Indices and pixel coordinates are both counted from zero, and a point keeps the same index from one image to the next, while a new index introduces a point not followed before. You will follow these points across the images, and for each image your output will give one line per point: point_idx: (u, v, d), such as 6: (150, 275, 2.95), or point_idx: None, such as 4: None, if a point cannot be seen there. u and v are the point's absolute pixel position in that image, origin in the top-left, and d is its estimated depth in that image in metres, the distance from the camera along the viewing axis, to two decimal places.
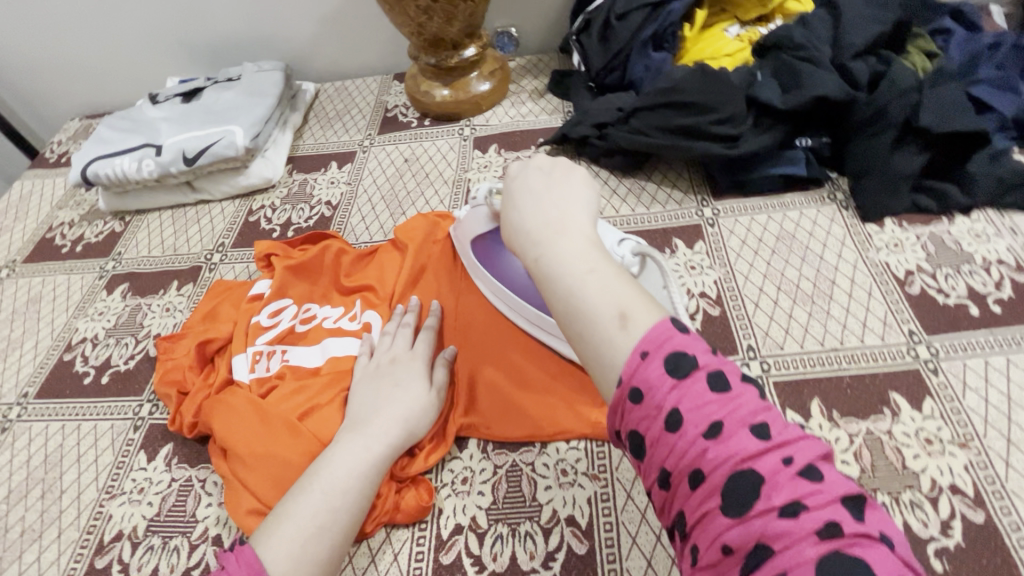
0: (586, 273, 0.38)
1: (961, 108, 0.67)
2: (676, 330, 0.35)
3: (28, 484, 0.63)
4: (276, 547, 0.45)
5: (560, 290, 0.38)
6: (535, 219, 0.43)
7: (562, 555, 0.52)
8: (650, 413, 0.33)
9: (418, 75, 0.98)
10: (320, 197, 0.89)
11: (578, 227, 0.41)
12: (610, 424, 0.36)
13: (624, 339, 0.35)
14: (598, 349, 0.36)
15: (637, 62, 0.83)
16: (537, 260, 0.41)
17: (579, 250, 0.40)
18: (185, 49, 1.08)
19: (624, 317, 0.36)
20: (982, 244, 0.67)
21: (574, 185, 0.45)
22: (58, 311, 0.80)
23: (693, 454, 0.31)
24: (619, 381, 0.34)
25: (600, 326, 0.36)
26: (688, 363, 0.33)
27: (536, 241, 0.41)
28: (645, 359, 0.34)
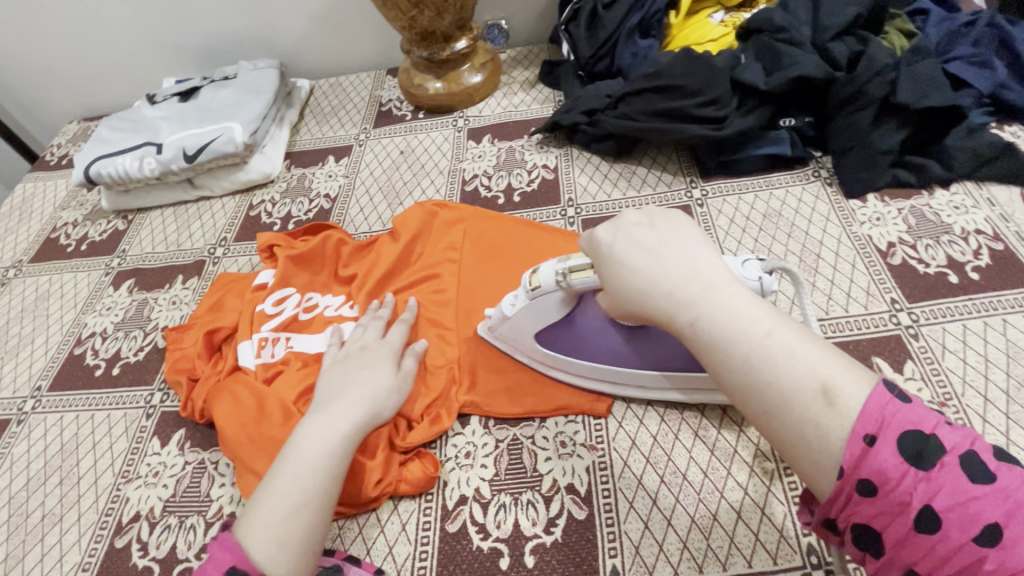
0: (767, 337, 0.38)
1: (937, 83, 0.69)
2: (893, 399, 0.34)
3: (46, 472, 0.65)
4: (253, 532, 0.47)
5: (737, 360, 0.38)
6: (671, 278, 0.42)
7: (563, 521, 0.54)
8: (893, 510, 0.32)
9: (411, 69, 1.00)
10: (319, 190, 0.91)
11: (719, 283, 0.41)
12: (824, 511, 0.36)
13: (836, 418, 0.34)
14: (802, 428, 0.35)
15: (625, 49, 0.85)
16: (693, 323, 0.40)
17: (744, 311, 0.39)
18: (180, 50, 1.10)
19: (828, 391, 0.35)
20: (961, 215, 0.69)
21: (688, 234, 0.44)
22: (67, 308, 0.82)
23: (960, 561, 0.30)
24: (841, 471, 0.34)
25: (803, 403, 0.35)
26: (932, 451, 0.32)
27: (681, 304, 0.41)
28: (872, 446, 0.33)
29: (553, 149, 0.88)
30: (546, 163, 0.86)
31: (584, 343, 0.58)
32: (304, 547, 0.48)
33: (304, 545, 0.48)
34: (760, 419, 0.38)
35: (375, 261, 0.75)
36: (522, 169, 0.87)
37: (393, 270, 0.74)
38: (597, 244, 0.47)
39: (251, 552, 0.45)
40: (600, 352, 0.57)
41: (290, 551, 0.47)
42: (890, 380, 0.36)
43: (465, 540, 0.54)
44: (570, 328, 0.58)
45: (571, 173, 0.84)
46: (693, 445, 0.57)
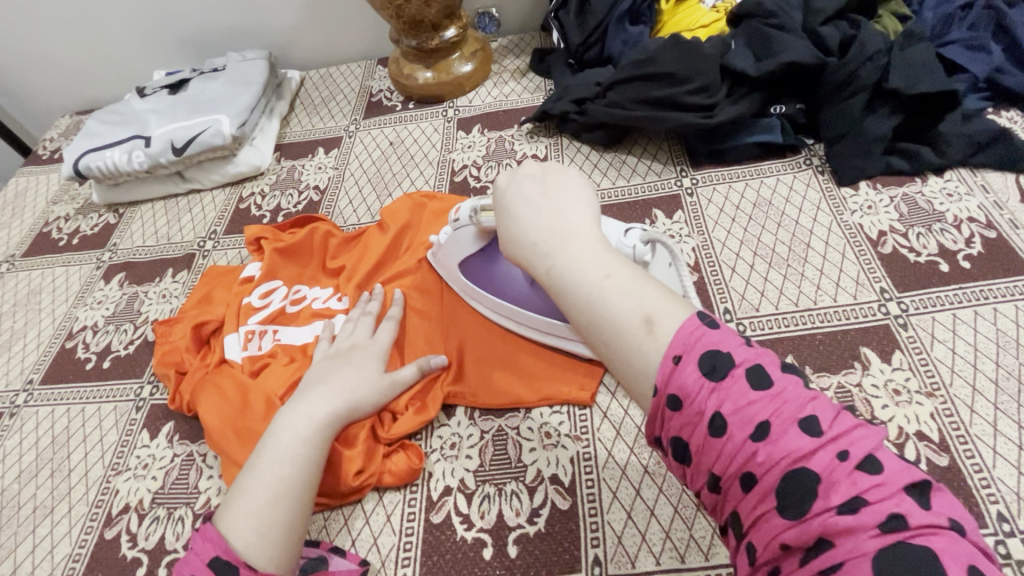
0: (603, 279, 0.39)
1: (930, 68, 0.68)
2: (703, 327, 0.35)
3: (37, 464, 0.66)
4: (235, 521, 0.47)
5: (579, 299, 0.39)
6: (537, 228, 0.44)
7: (547, 511, 0.54)
8: (692, 419, 0.33)
9: (400, 59, 0.99)
10: (308, 182, 0.90)
11: (585, 231, 0.43)
12: (649, 433, 0.36)
13: (652, 345, 0.35)
14: (628, 355, 0.36)
15: (615, 37, 0.84)
16: (550, 271, 0.42)
17: (595, 256, 0.40)
18: (169, 42, 1.09)
19: (650, 321, 0.36)
20: (955, 202, 0.68)
21: (569, 189, 0.46)
22: (58, 302, 0.82)
23: (742, 457, 0.31)
24: (656, 391, 0.35)
25: (628, 333, 0.36)
26: (724, 362, 0.33)
27: (544, 252, 0.42)
28: (679, 364, 0.34)
29: (542, 139, 0.87)
30: (536, 153, 0.86)
31: (499, 282, 0.63)
32: (285, 535, 0.48)
33: (286, 533, 0.48)
34: (601, 354, 0.39)
35: (362, 254, 0.75)
36: (511, 159, 0.86)
37: (381, 262, 0.74)
38: (496, 196, 0.50)
39: (233, 540, 0.46)
40: (511, 290, 0.63)
41: (271, 539, 0.47)
42: (704, 311, 0.37)
43: (449, 531, 0.55)
44: (489, 268, 0.63)
45: (560, 163, 0.83)
46: None
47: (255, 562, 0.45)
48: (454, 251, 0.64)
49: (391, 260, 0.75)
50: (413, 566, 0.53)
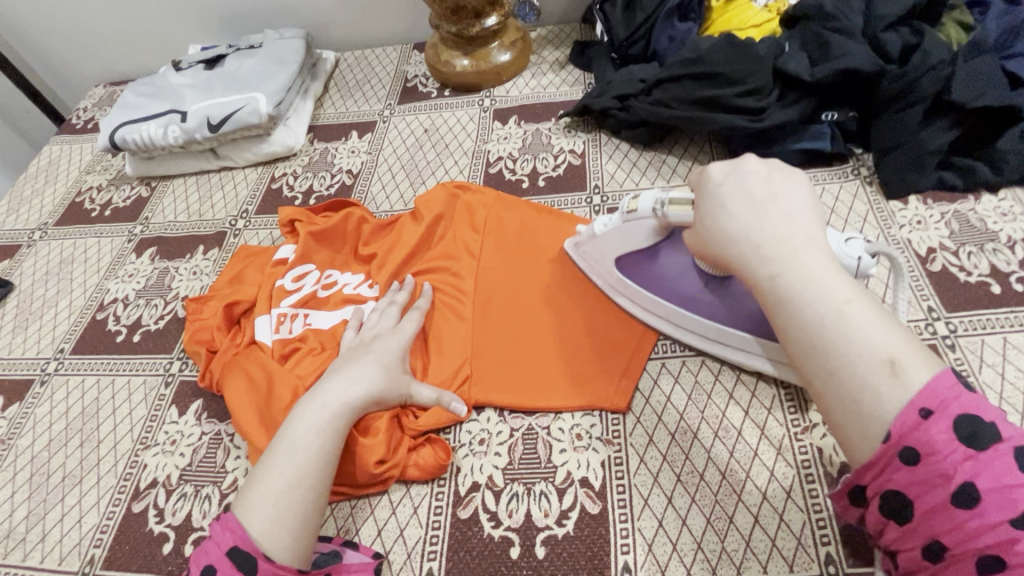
0: (845, 305, 0.38)
1: (994, 80, 0.65)
2: (959, 386, 0.34)
3: (68, 433, 0.66)
4: (255, 508, 0.48)
5: (811, 319, 0.38)
6: (764, 235, 0.43)
7: (575, 514, 0.54)
8: (933, 480, 0.33)
9: (438, 45, 0.97)
10: (341, 165, 0.90)
11: (816, 250, 0.41)
12: (856, 476, 0.37)
13: (896, 389, 0.35)
14: (862, 395, 0.36)
15: (662, 32, 0.82)
16: (774, 277, 0.41)
17: (832, 276, 0.39)
18: (206, 16, 1.08)
19: (895, 363, 0.35)
20: (1008, 222, 0.66)
21: (798, 199, 0.45)
22: (90, 273, 0.82)
23: (996, 539, 0.30)
24: (889, 436, 0.34)
25: (867, 370, 0.36)
26: (988, 434, 0.32)
27: (777, 261, 0.41)
28: (927, 418, 0.33)
29: (580, 134, 0.85)
30: (573, 149, 0.84)
31: (663, 280, 0.61)
32: (299, 524, 0.49)
33: (302, 521, 0.49)
34: (821, 384, 0.38)
35: (397, 241, 0.74)
36: (548, 152, 0.84)
37: (414, 252, 0.73)
38: (705, 187, 0.48)
39: (253, 530, 0.47)
40: (677, 292, 0.60)
41: (287, 530, 0.48)
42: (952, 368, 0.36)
43: (476, 527, 0.54)
44: (652, 264, 0.61)
45: (598, 159, 0.82)
46: (713, 445, 0.56)
47: (272, 553, 0.47)
48: (616, 243, 0.61)
49: (424, 249, 0.74)
50: (439, 560, 0.53)
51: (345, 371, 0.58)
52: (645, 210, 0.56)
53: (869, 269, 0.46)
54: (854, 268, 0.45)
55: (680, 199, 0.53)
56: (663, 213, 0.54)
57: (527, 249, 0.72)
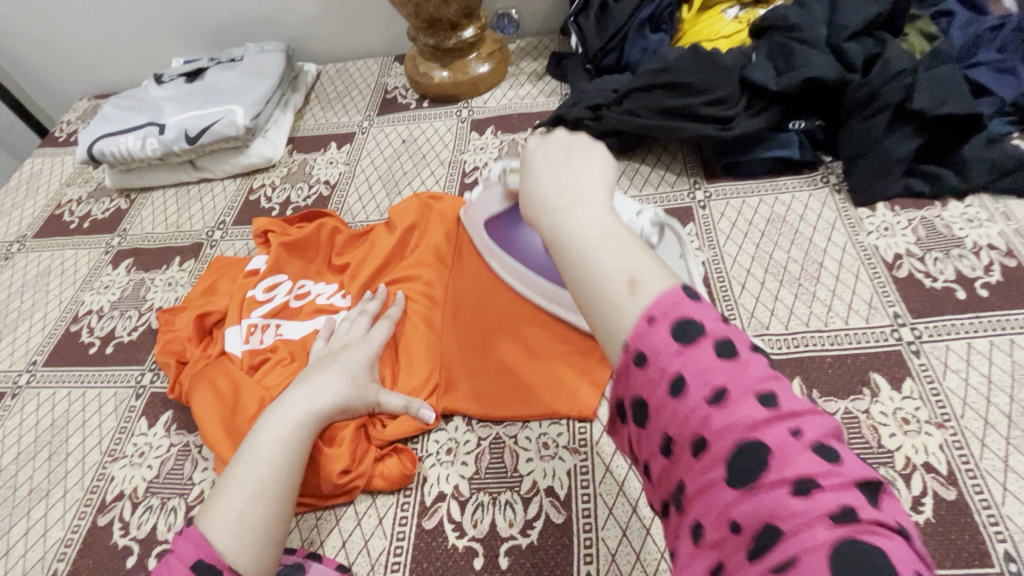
0: (600, 241, 0.36)
1: (957, 89, 0.66)
2: (685, 299, 0.31)
3: (36, 446, 0.66)
4: (216, 521, 0.47)
5: (572, 258, 0.36)
6: (551, 188, 0.41)
7: (540, 524, 0.54)
8: (654, 378, 0.30)
9: (417, 57, 0.98)
10: (319, 176, 0.90)
11: (596, 197, 0.39)
12: (614, 393, 0.33)
13: (632, 304, 0.32)
14: (605, 314, 0.33)
15: (634, 44, 0.83)
16: (554, 226, 0.39)
17: (600, 221, 0.37)
18: (189, 30, 1.09)
19: (634, 282, 0.33)
20: (974, 228, 0.66)
21: (593, 158, 0.43)
22: (66, 285, 0.82)
23: (699, 421, 0.28)
24: (625, 346, 0.31)
25: (610, 291, 0.33)
26: (695, 329, 0.30)
27: (562, 207, 0.39)
28: (651, 325, 0.31)
29: None
30: None
31: (513, 242, 0.65)
32: (263, 536, 0.48)
33: (266, 532, 0.48)
34: (584, 314, 0.35)
35: (368, 251, 0.74)
36: None
37: (386, 262, 0.73)
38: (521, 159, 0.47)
39: (216, 542, 0.46)
40: (524, 252, 0.64)
41: (250, 540, 0.47)
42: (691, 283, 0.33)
43: (441, 538, 0.54)
44: (510, 229, 0.65)
45: None
46: None
47: (236, 564, 0.45)
48: (481, 207, 0.68)
49: (397, 259, 0.74)
50: (403, 571, 0.53)
51: (311, 381, 0.58)
52: (495, 173, 0.63)
53: (650, 236, 0.52)
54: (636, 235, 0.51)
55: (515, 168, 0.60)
56: (503, 177, 0.62)
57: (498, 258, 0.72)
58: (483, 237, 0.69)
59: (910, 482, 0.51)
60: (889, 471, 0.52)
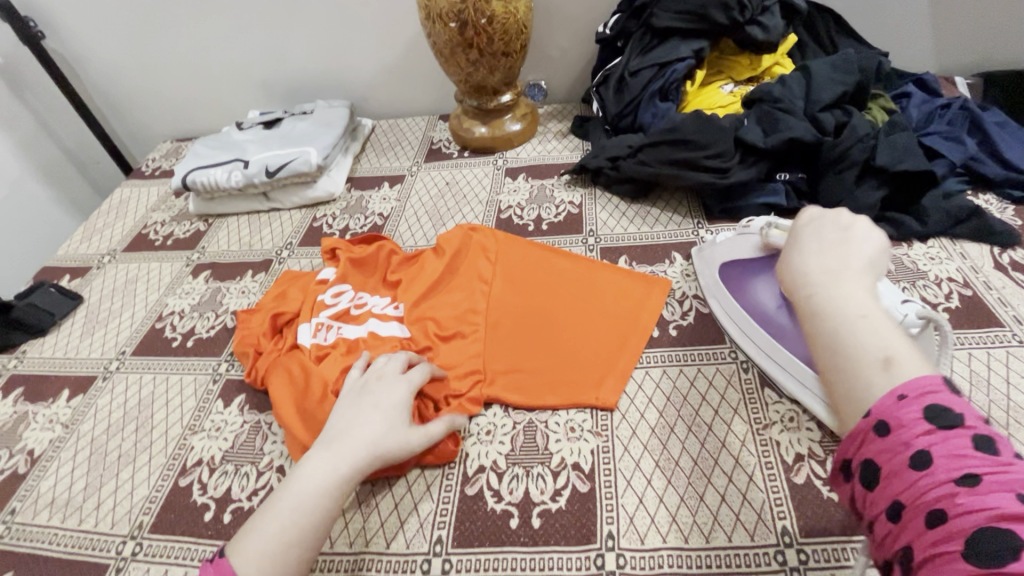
0: (861, 316, 0.41)
1: (912, 151, 0.80)
2: (942, 390, 0.35)
3: (125, 420, 0.76)
4: (248, 560, 0.49)
5: (824, 329, 0.42)
6: (820, 264, 0.47)
7: (568, 492, 0.62)
8: (893, 448, 0.34)
9: (462, 115, 1.16)
10: (374, 209, 1.05)
11: (857, 277, 0.45)
12: (842, 452, 0.38)
13: (882, 381, 0.37)
14: (852, 382, 0.39)
15: (646, 109, 0.99)
16: (811, 295, 0.45)
17: (858, 298, 0.43)
18: (267, 89, 1.29)
19: (890, 360, 0.38)
20: (936, 264, 0.79)
21: (867, 242, 0.48)
22: (151, 290, 0.95)
23: (939, 493, 0.32)
24: (868, 412, 0.37)
25: (862, 364, 0.39)
26: (952, 417, 0.34)
27: (816, 280, 0.46)
28: (901, 401, 0.36)
29: (579, 189, 1.01)
30: (572, 200, 0.99)
31: (747, 293, 0.71)
32: (291, 571, 0.50)
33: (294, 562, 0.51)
34: (830, 377, 0.41)
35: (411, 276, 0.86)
36: (551, 203, 1.00)
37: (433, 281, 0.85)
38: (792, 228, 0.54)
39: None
40: (755, 308, 0.69)
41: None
42: (949, 377, 0.37)
43: (481, 502, 0.62)
44: (749, 279, 0.71)
45: (593, 209, 0.97)
46: (687, 437, 0.65)
47: None
48: (728, 250, 0.74)
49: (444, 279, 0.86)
50: (448, 528, 0.61)
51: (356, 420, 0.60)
52: (756, 228, 0.68)
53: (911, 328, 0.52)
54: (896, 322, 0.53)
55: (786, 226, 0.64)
56: (767, 234, 0.66)
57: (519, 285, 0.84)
58: (716, 276, 0.76)
59: None
60: None
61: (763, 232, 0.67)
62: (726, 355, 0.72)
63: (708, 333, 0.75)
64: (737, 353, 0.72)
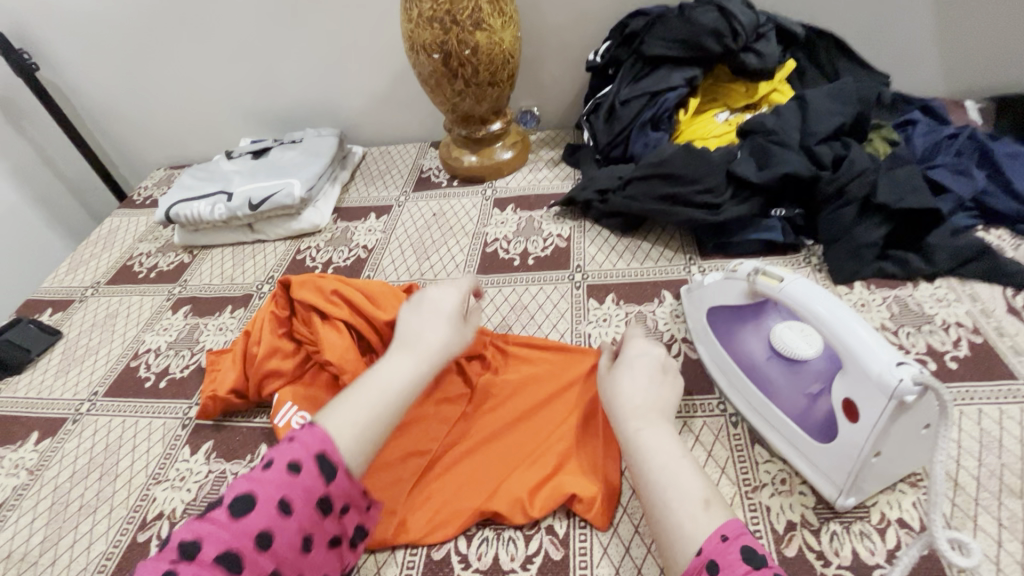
0: (673, 458, 0.52)
1: (916, 186, 0.76)
2: (745, 532, 0.45)
3: (89, 467, 0.73)
4: (340, 426, 0.54)
5: (654, 461, 0.52)
6: (633, 397, 0.58)
7: (539, 559, 0.58)
8: None
9: (451, 144, 1.13)
10: (358, 241, 1.02)
11: (656, 405, 0.58)
12: None
13: (705, 516, 0.47)
14: (684, 516, 0.47)
15: (637, 139, 0.96)
16: (638, 430, 0.55)
17: (664, 439, 0.54)
18: (259, 117, 1.29)
19: (708, 502, 0.48)
20: (943, 307, 0.74)
21: (855, 326, 0.52)
22: (130, 326, 0.93)
23: None
24: (700, 552, 0.45)
25: (689, 503, 0.48)
26: (759, 559, 0.42)
27: (637, 416, 0.57)
28: (724, 542, 0.44)
29: (568, 221, 0.98)
30: (561, 233, 0.96)
31: (737, 344, 0.67)
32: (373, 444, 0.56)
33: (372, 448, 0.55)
34: (660, 502, 0.50)
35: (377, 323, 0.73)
36: (538, 236, 0.96)
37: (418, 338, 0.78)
38: (773, 294, 0.59)
39: (341, 439, 0.53)
40: (745, 362, 0.65)
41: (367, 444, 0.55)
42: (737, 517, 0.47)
43: (447, 568, 0.58)
44: (740, 326, 0.67)
45: (582, 243, 0.93)
46: None
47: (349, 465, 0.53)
48: (715, 293, 0.69)
49: None
50: None
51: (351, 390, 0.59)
52: (743, 273, 0.64)
53: (907, 395, 0.48)
54: (889, 388, 0.48)
55: (772, 273, 0.60)
56: (753, 280, 0.61)
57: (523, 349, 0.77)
58: (705, 321, 0.71)
59: (884, 535, 0.55)
60: (865, 525, 0.56)
61: (750, 278, 0.63)
62: (715, 407, 0.68)
63: (697, 383, 0.71)
64: (727, 406, 0.68)
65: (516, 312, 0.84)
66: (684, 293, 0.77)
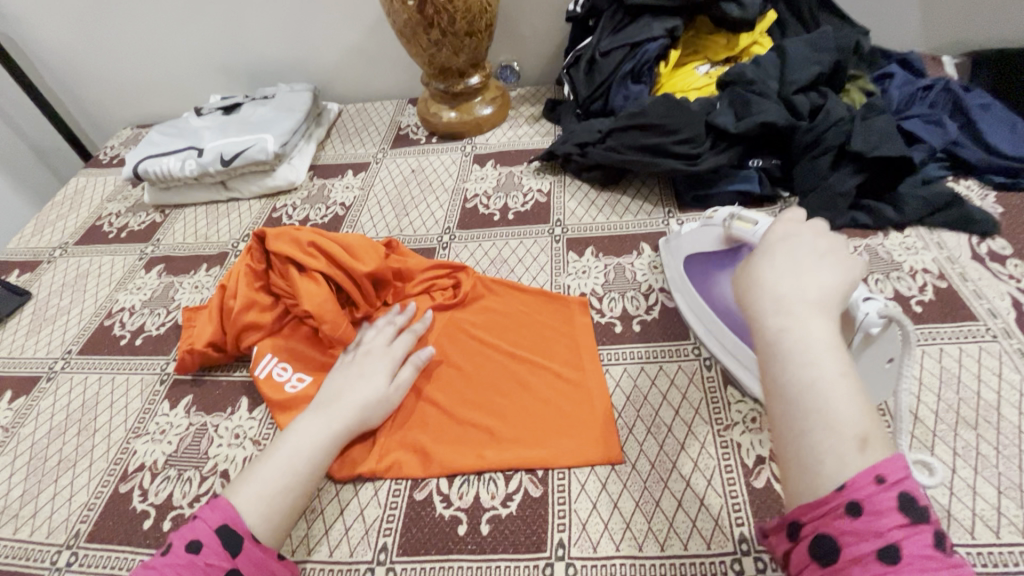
0: (818, 383, 0.39)
1: (890, 136, 0.77)
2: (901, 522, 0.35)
3: (67, 423, 0.73)
4: (243, 500, 0.53)
5: (801, 378, 0.39)
6: (773, 283, 0.45)
7: (519, 496, 0.60)
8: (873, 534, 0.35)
9: (429, 99, 1.11)
10: (335, 199, 1.01)
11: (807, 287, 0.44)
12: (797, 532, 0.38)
13: (856, 461, 0.36)
14: (818, 457, 0.37)
15: (618, 92, 0.95)
16: (782, 330, 0.42)
17: (815, 338, 0.41)
18: (229, 73, 1.24)
19: (865, 441, 0.37)
20: (911, 255, 0.76)
21: None
22: (102, 286, 0.91)
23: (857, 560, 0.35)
24: (840, 489, 0.36)
25: (840, 440, 0.37)
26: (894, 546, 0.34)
27: (778, 310, 0.43)
28: (882, 485, 0.35)
29: (547, 176, 0.97)
30: (540, 188, 0.95)
31: (711, 289, 0.68)
32: (283, 510, 0.54)
33: (285, 507, 0.54)
34: (796, 467, 0.38)
35: (357, 275, 0.73)
36: (518, 192, 0.96)
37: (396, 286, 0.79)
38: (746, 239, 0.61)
39: (239, 508, 0.52)
40: (719, 307, 0.66)
41: (274, 512, 0.53)
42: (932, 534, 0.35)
43: (429, 508, 0.60)
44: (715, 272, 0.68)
45: (561, 198, 0.93)
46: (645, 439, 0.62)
47: (254, 532, 0.51)
48: (692, 242, 0.70)
49: (403, 284, 0.80)
50: (394, 536, 0.58)
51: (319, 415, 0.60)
52: (718, 218, 0.65)
53: (872, 327, 0.50)
54: (856, 321, 0.51)
55: (747, 218, 0.62)
56: (728, 225, 0.63)
57: (502, 298, 0.78)
58: (681, 269, 0.73)
59: None
60: None
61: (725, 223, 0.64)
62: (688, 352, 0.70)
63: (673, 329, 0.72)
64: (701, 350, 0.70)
65: (496, 265, 0.84)
66: (662, 244, 0.78)
